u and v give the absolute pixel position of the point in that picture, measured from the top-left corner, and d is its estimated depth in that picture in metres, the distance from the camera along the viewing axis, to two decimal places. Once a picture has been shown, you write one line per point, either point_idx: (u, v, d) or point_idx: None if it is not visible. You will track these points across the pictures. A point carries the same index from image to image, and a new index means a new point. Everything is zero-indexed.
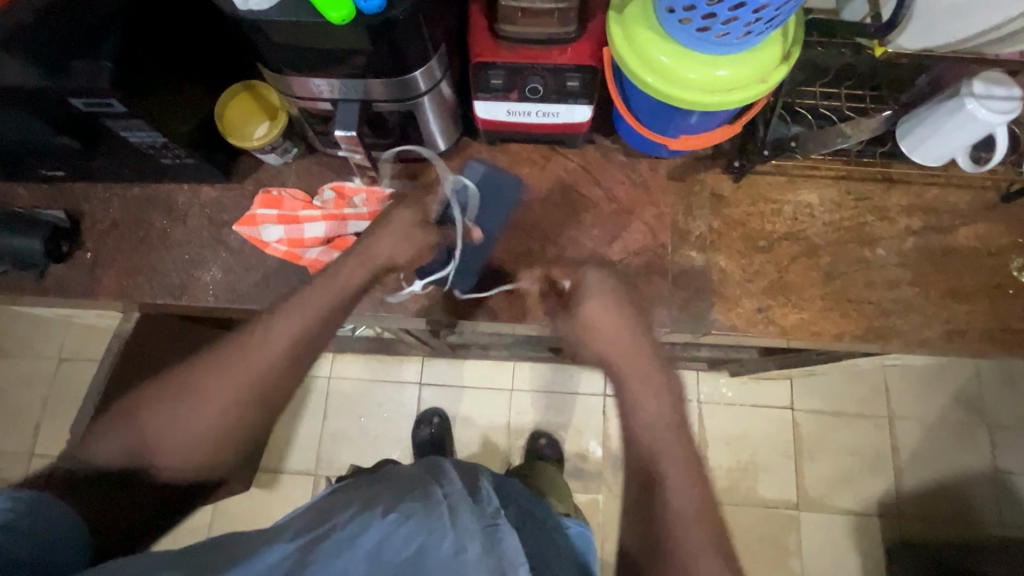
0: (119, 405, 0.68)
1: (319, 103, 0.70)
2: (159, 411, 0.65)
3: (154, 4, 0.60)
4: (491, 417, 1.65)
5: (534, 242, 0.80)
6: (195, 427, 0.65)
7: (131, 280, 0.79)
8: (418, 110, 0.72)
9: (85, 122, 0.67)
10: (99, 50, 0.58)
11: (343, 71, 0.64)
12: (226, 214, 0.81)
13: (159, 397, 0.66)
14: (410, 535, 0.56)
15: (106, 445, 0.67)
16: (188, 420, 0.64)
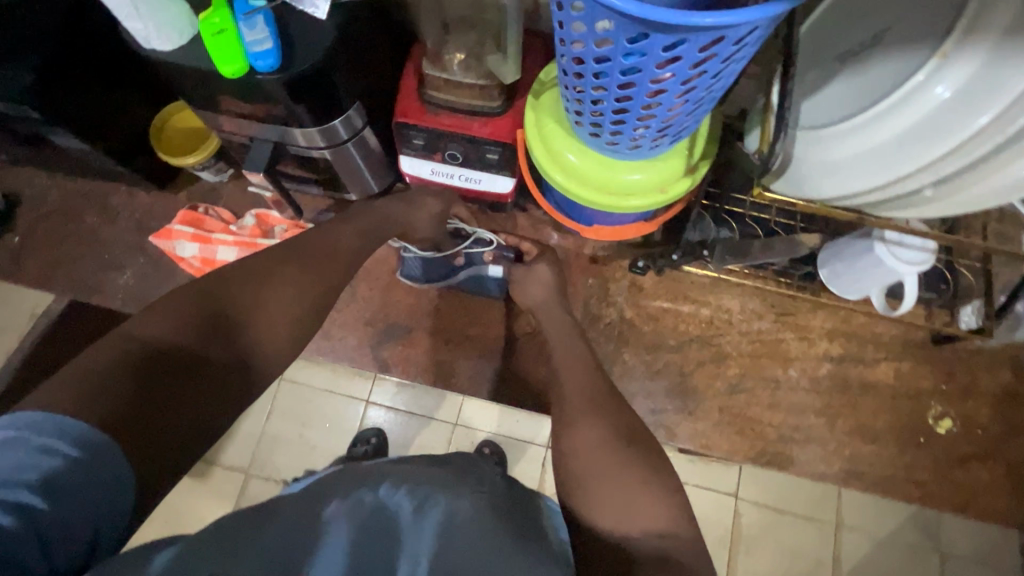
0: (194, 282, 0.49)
1: (238, 138, 0.70)
2: (240, 297, 0.50)
3: (80, 45, 0.62)
4: None
5: None
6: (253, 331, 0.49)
7: (52, 270, 0.81)
8: (340, 157, 0.72)
9: (12, 120, 0.69)
10: (18, 59, 0.59)
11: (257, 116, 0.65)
12: (153, 222, 0.83)
13: (258, 276, 0.52)
14: (429, 517, 0.39)
15: (166, 316, 0.45)
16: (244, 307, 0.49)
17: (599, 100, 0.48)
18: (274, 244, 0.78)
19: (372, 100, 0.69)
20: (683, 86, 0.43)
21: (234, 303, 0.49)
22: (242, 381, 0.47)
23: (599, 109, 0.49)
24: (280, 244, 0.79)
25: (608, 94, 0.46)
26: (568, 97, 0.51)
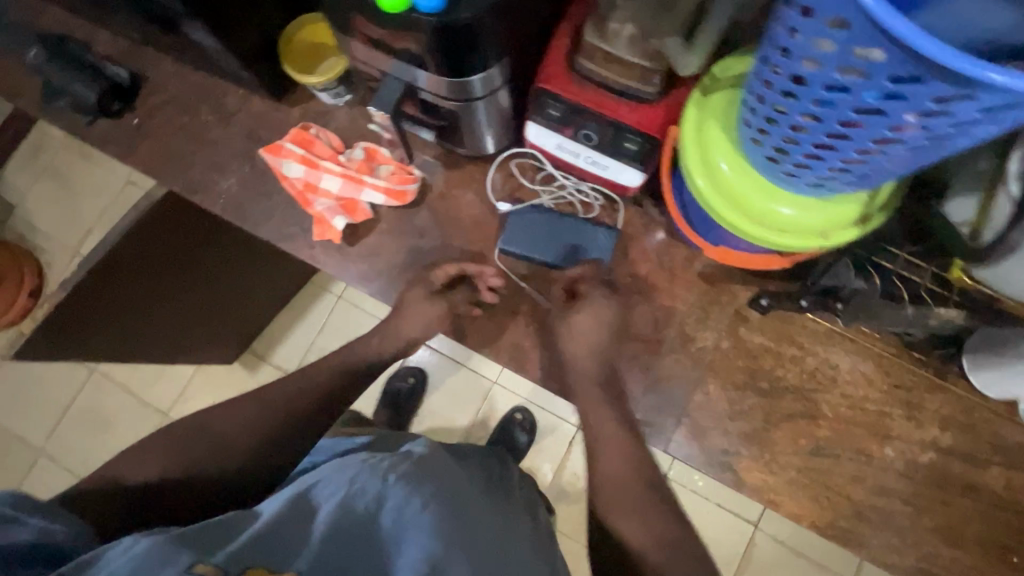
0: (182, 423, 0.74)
1: (369, 69, 0.67)
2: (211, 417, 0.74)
3: None
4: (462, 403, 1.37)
5: (534, 282, 0.76)
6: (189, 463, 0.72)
7: (161, 160, 0.82)
8: (466, 114, 0.68)
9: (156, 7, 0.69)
10: None
11: (393, 54, 0.60)
12: (264, 133, 0.81)
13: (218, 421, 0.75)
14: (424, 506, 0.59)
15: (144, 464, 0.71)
16: (223, 460, 0.72)
17: (800, 127, 0.41)
18: (374, 183, 0.76)
19: (518, 57, 0.63)
20: (922, 141, 0.36)
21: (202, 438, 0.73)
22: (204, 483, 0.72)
23: (795, 137, 0.42)
24: (380, 184, 0.76)
25: (818, 125, 0.39)
26: (758, 113, 0.44)
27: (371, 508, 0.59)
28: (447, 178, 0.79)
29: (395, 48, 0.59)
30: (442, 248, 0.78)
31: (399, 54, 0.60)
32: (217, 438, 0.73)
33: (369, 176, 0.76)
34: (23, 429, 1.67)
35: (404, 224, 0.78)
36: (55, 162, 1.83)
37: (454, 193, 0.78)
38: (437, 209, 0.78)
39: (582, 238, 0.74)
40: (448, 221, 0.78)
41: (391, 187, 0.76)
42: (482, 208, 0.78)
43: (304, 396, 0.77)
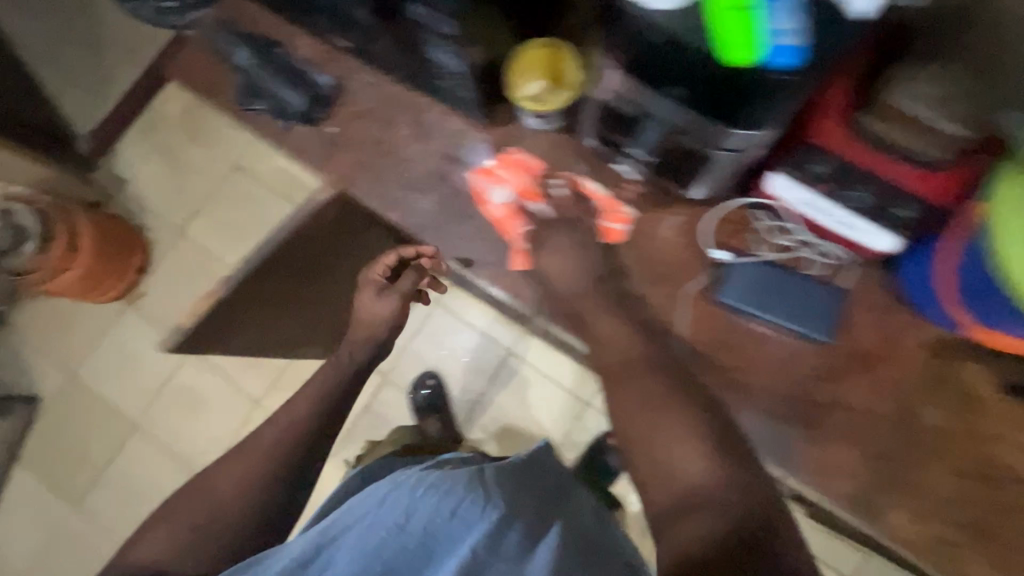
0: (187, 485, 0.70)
1: (625, 108, 0.65)
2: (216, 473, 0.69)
3: None
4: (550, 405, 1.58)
5: (744, 336, 0.72)
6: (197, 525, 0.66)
7: (356, 173, 0.80)
8: (716, 165, 0.65)
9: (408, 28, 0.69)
10: None
11: (681, 98, 0.59)
12: (464, 153, 0.79)
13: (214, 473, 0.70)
14: (444, 505, 0.54)
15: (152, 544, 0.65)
16: (225, 518, 0.66)
17: None
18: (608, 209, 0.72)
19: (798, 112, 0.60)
20: None
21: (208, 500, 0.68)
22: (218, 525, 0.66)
23: None
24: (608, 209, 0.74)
25: None
26: None
27: (400, 530, 0.54)
28: (655, 216, 0.75)
29: (688, 92, 0.58)
30: (645, 290, 0.74)
31: (680, 94, 0.59)
32: (209, 495, 0.67)
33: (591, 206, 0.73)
34: (120, 402, 1.70)
35: None
36: (166, 141, 1.86)
37: (661, 233, 0.75)
38: (642, 248, 0.75)
39: (804, 295, 0.70)
40: (653, 262, 0.74)
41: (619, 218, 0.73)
42: (691, 252, 0.74)
43: (299, 425, 0.72)
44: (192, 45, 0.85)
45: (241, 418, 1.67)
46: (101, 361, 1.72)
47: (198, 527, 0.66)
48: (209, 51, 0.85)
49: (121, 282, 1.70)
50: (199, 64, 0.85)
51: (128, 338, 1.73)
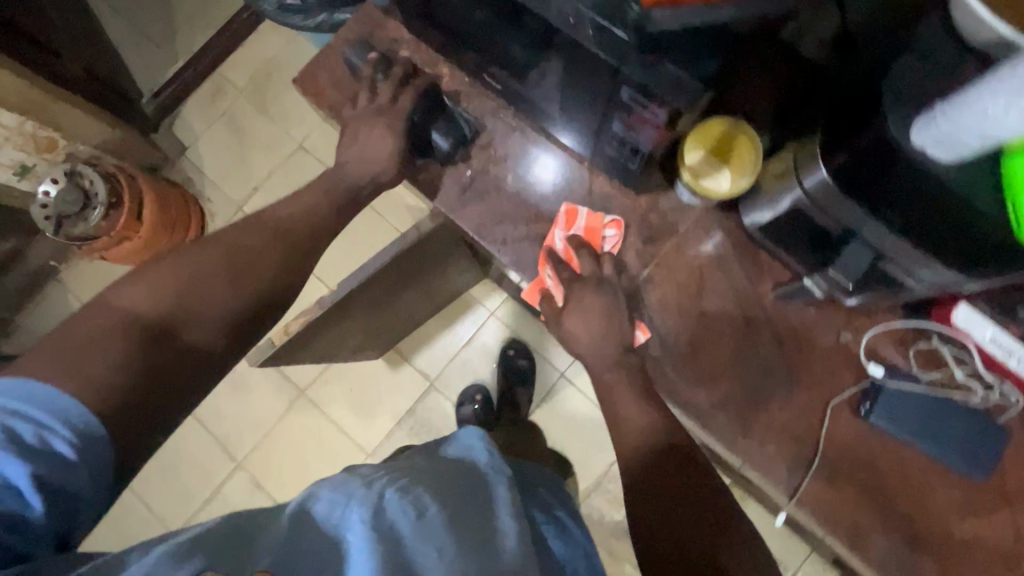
0: (171, 264, 0.64)
1: (820, 215, 0.58)
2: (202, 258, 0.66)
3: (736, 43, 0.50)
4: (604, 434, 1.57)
5: (886, 458, 0.68)
6: (181, 301, 0.62)
7: (488, 222, 0.75)
8: (911, 290, 0.59)
9: (594, 88, 0.59)
10: (698, 65, 0.49)
11: (906, 230, 0.51)
12: (606, 217, 0.75)
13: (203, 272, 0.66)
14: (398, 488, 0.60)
15: (131, 296, 0.61)
16: (205, 315, 0.63)
17: None
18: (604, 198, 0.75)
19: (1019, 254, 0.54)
20: None
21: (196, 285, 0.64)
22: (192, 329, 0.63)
23: None
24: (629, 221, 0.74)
25: None
26: None
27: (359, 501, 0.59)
28: (805, 316, 0.71)
29: (919, 227, 0.50)
30: (787, 394, 0.70)
31: (897, 224, 0.51)
32: (200, 289, 0.64)
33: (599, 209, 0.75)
34: None
35: (746, 355, 0.71)
36: (231, 109, 1.80)
37: (811, 336, 0.70)
38: (787, 347, 0.71)
39: (959, 434, 0.65)
40: (799, 364, 0.70)
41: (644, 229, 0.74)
42: (840, 360, 0.70)
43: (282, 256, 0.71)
44: (326, 58, 0.80)
45: (285, 405, 1.66)
46: None
47: (179, 310, 0.62)
48: (344, 68, 0.80)
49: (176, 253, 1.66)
50: (333, 79, 0.80)
51: None
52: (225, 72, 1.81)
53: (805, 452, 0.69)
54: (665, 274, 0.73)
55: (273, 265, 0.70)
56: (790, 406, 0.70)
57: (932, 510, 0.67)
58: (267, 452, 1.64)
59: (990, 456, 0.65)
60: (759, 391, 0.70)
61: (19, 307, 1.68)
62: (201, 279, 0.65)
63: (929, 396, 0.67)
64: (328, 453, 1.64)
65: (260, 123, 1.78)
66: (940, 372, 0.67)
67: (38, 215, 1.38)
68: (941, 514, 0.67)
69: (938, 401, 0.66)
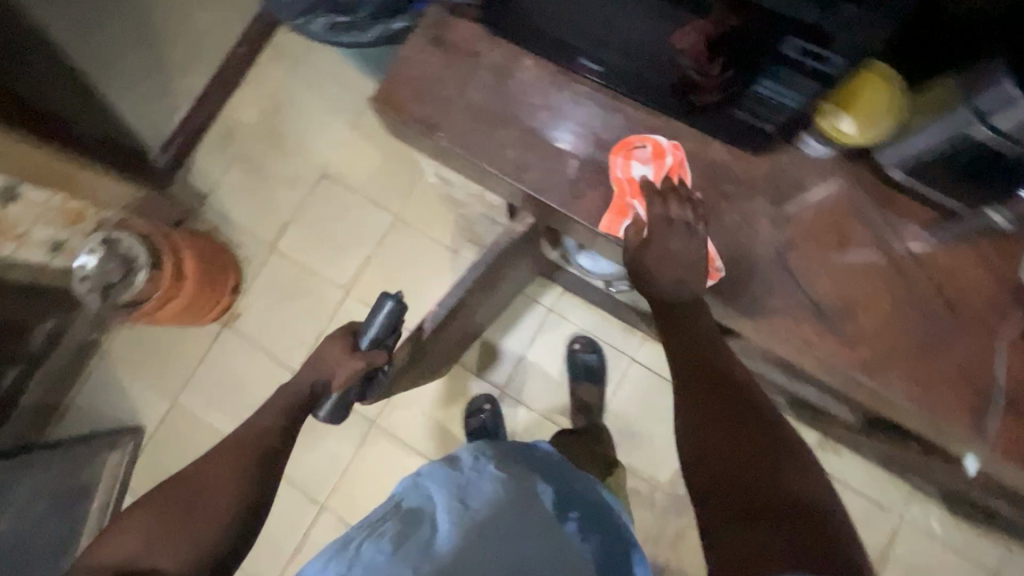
0: (167, 484, 0.74)
1: (1000, 141, 0.54)
2: (188, 475, 0.75)
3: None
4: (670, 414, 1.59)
5: None
6: (178, 525, 0.70)
7: (605, 211, 0.71)
8: None
9: (743, 47, 0.56)
10: None
11: None
12: (726, 183, 0.71)
13: (190, 481, 0.74)
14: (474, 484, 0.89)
15: (136, 531, 0.69)
16: (203, 516, 0.71)
17: None
18: (627, 137, 0.71)
19: None
20: None
21: (191, 490, 0.73)
22: (190, 539, 0.69)
23: None
24: (667, 162, 0.70)
25: None
26: None
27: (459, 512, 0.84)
28: (955, 251, 0.68)
29: None
30: (953, 335, 0.67)
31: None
32: (200, 486, 0.73)
33: (632, 148, 0.71)
34: (220, 426, 1.63)
35: (903, 305, 0.68)
36: (243, 149, 1.75)
37: (967, 270, 0.67)
38: (943, 285, 0.67)
39: None
40: (959, 300, 0.67)
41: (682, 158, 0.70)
42: (1001, 289, 0.67)
43: (258, 451, 0.79)
44: (396, 69, 0.76)
45: (357, 440, 1.62)
46: (204, 389, 1.65)
47: (174, 526, 0.70)
48: (418, 76, 0.75)
49: (219, 303, 1.61)
50: (409, 89, 0.75)
51: (222, 359, 1.66)
52: (230, 112, 1.76)
53: (984, 390, 0.66)
54: (798, 234, 0.70)
55: (234, 467, 0.76)
56: (959, 345, 0.67)
57: None
58: (347, 490, 1.61)
59: None
60: (922, 334, 0.67)
61: (66, 389, 1.62)
62: (192, 495, 0.73)
63: None
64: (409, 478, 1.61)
65: (275, 158, 1.74)
66: None
67: (81, 288, 1.33)
68: None
69: None
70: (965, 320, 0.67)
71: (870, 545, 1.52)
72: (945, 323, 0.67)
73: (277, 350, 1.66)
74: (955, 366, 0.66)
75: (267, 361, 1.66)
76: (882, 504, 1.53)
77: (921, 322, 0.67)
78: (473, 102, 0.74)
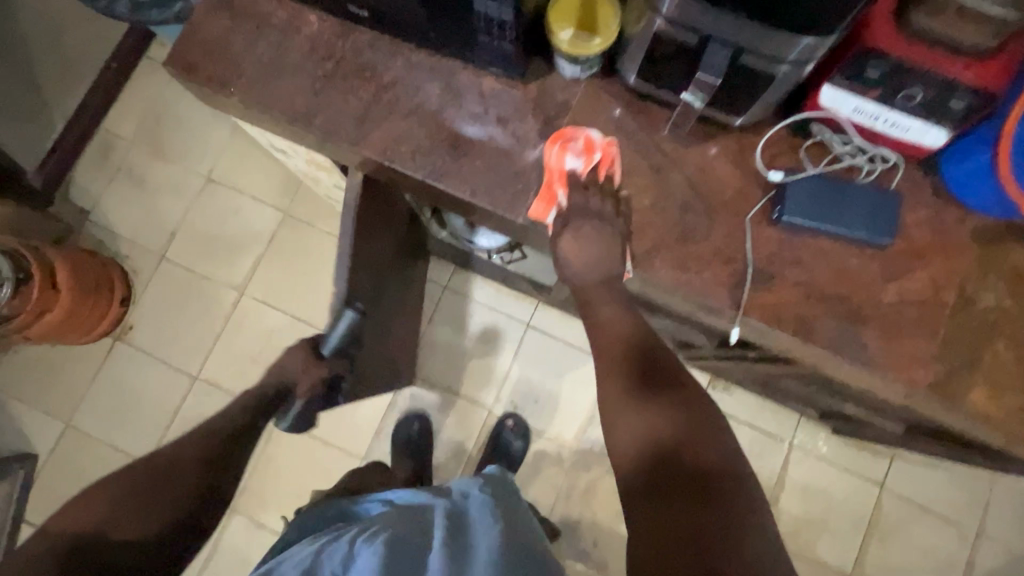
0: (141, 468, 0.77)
1: (681, 33, 0.63)
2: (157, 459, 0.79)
3: None
4: (572, 375, 1.64)
5: (808, 254, 0.73)
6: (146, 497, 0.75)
7: (393, 146, 0.77)
8: (768, 84, 0.65)
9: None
10: None
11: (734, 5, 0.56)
12: (500, 110, 0.77)
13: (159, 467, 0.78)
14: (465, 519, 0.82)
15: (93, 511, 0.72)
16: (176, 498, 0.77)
17: None
18: (564, 130, 0.74)
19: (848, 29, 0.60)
20: None
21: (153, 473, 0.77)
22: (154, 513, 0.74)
23: None
24: (595, 150, 0.73)
25: None
26: None
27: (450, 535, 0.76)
28: (701, 149, 0.76)
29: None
30: (707, 222, 0.74)
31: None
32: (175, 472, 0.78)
33: (567, 141, 0.73)
34: (119, 442, 1.59)
35: (664, 199, 0.75)
36: (125, 163, 1.74)
37: (713, 164, 0.76)
38: (695, 179, 0.75)
39: (860, 211, 0.72)
40: (709, 192, 0.75)
41: (612, 152, 0.73)
42: (744, 178, 0.75)
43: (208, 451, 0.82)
44: (188, 36, 0.79)
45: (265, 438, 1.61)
46: (99, 406, 1.60)
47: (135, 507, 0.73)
48: (210, 40, 0.79)
49: (106, 316, 1.59)
50: (201, 54, 0.79)
51: (117, 373, 1.62)
52: (108, 127, 1.75)
53: (738, 268, 0.73)
54: None
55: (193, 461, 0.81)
56: (713, 231, 0.74)
57: (858, 283, 0.73)
58: (259, 489, 1.59)
59: (886, 218, 0.72)
60: (681, 225, 0.74)
61: None
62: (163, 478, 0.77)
63: (820, 176, 0.73)
64: (321, 469, 1.60)
65: (158, 168, 1.73)
66: (830, 154, 0.73)
67: None
68: (860, 284, 0.73)
69: (831, 179, 0.73)
70: (715, 208, 0.75)
71: (769, 475, 1.60)
72: (699, 213, 0.75)
73: (176, 358, 1.64)
74: (710, 250, 0.74)
75: (165, 370, 1.63)
76: (775, 435, 1.61)
77: (680, 214, 0.75)
78: (263, 60, 0.79)
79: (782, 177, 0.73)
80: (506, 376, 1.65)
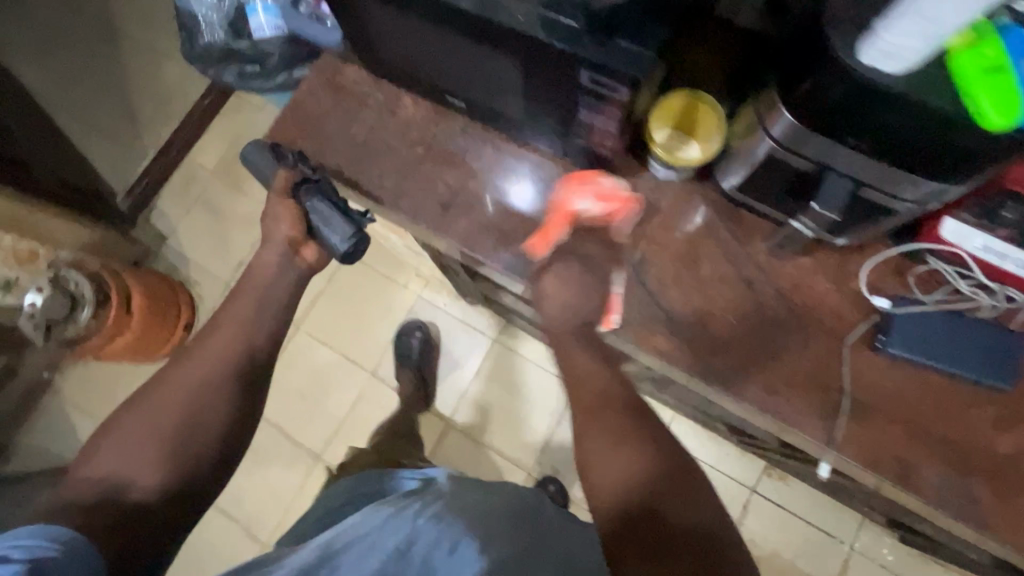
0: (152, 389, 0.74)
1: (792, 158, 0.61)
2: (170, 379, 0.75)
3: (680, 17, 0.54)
4: None
5: (912, 389, 0.67)
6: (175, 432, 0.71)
7: (475, 234, 0.76)
8: (887, 213, 0.61)
9: (552, 76, 0.60)
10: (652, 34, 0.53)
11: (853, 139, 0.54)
12: (587, 206, 0.76)
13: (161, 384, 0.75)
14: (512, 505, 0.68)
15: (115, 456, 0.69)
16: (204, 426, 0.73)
17: None
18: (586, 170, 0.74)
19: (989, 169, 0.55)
20: None
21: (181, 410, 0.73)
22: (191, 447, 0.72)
23: None
24: (610, 197, 0.73)
25: None
26: None
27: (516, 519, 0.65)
28: (798, 264, 0.72)
29: (867, 132, 0.53)
30: (800, 344, 0.70)
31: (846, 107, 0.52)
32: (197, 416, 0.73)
33: (584, 181, 0.73)
34: None
35: (754, 314, 0.71)
36: (204, 192, 1.83)
37: (809, 282, 0.71)
38: (789, 297, 0.71)
39: (979, 351, 0.66)
40: (804, 312, 0.71)
41: (628, 205, 0.73)
42: (843, 300, 0.70)
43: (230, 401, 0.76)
44: (290, 112, 0.82)
45: (302, 474, 1.62)
46: None
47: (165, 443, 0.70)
48: (309, 117, 0.82)
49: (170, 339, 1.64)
50: (300, 130, 0.82)
51: None
52: (193, 158, 1.85)
53: (831, 396, 0.68)
54: (655, 252, 0.74)
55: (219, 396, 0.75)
56: (805, 354, 0.70)
57: (968, 428, 0.66)
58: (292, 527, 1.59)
59: (1008, 362, 0.65)
60: (771, 343, 0.70)
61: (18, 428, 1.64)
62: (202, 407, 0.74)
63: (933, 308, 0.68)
64: None
65: (235, 200, 1.81)
66: (946, 286, 0.68)
67: (27, 325, 1.36)
68: (972, 429, 0.66)
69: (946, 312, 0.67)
70: (809, 329, 0.70)
71: None
72: (791, 333, 0.70)
73: None
74: (801, 373, 0.69)
75: None
76: (834, 534, 1.49)
77: (771, 333, 0.71)
78: (358, 140, 0.81)
79: (889, 304, 0.69)
80: (550, 439, 1.60)
